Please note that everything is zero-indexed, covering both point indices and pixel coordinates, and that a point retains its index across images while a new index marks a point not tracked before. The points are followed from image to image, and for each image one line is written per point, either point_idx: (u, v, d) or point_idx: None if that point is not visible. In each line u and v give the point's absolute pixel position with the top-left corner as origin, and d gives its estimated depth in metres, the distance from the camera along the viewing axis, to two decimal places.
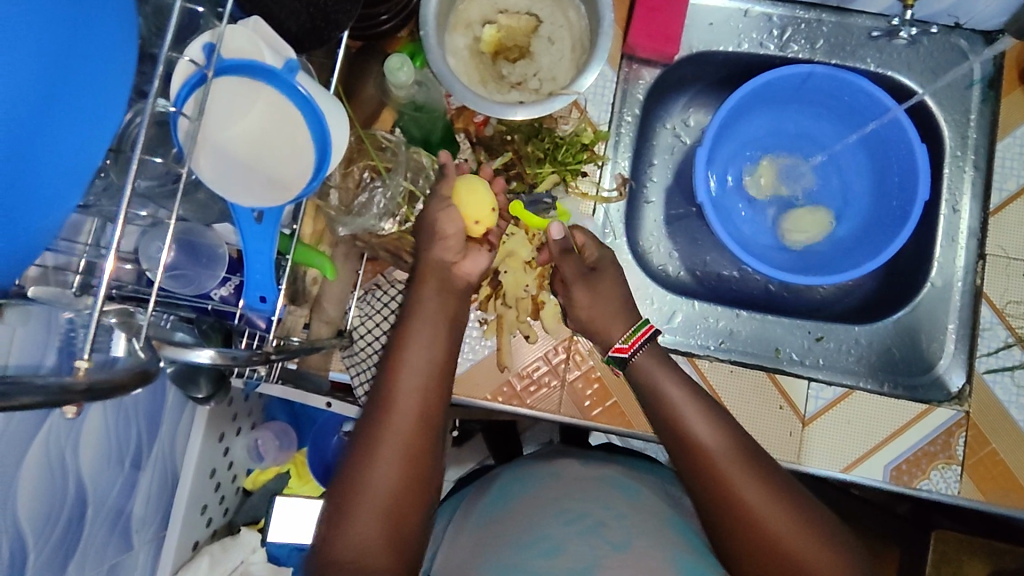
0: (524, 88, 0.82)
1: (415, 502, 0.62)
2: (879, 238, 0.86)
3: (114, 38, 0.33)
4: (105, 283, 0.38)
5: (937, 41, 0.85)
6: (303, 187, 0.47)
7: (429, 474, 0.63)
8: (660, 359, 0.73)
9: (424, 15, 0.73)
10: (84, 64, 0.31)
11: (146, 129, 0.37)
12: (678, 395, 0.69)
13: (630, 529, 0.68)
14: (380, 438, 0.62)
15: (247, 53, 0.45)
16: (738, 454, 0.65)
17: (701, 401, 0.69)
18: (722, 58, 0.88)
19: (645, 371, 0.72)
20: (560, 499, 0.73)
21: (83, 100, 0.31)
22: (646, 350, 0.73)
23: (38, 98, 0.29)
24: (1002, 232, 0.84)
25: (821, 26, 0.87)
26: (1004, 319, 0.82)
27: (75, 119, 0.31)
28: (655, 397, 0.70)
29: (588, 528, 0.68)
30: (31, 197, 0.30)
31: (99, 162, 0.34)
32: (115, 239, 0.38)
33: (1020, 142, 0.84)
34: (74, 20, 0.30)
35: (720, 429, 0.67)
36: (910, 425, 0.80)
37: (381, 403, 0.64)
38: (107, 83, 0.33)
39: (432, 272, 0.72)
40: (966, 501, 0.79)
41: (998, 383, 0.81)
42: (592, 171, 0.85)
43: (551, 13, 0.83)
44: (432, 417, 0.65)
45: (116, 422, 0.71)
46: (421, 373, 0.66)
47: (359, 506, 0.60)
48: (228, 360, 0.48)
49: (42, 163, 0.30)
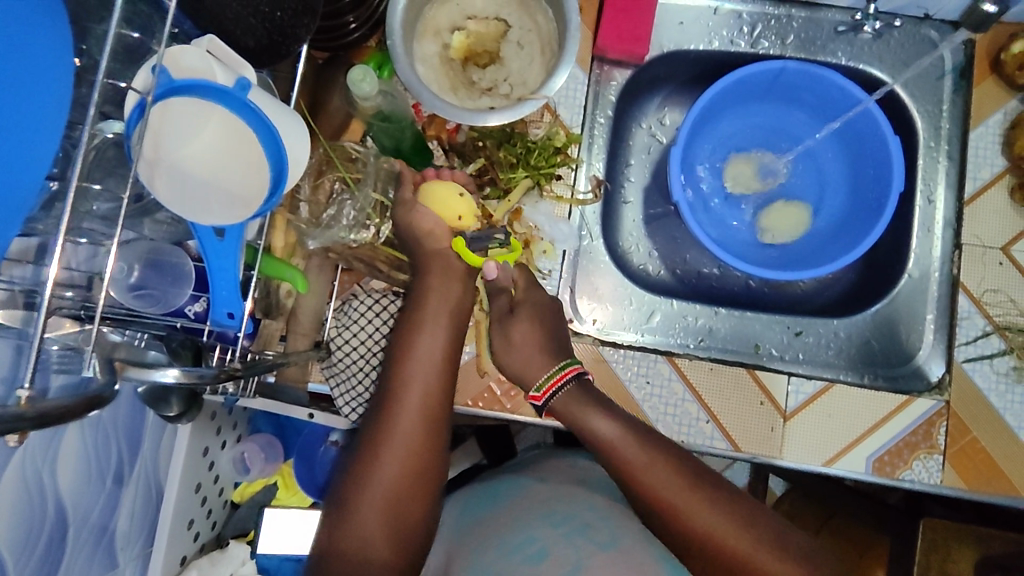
0: (495, 94, 0.82)
1: (418, 492, 0.63)
2: (855, 231, 0.86)
3: (43, 57, 0.32)
4: (45, 302, 0.38)
5: (906, 33, 0.86)
6: (263, 203, 0.48)
7: (432, 465, 0.64)
8: (585, 392, 0.71)
9: (392, 25, 0.74)
10: (3, 84, 0.31)
11: (83, 151, 0.37)
12: (604, 430, 0.68)
13: (615, 530, 0.68)
14: (382, 432, 0.63)
15: (199, 71, 0.45)
16: (685, 485, 0.64)
17: (634, 432, 0.68)
18: (694, 57, 0.88)
19: (568, 412, 0.70)
20: (542, 503, 0.73)
21: (7, 121, 0.31)
22: (569, 389, 0.71)
23: None
24: (978, 221, 0.84)
25: (790, 21, 0.87)
26: (981, 308, 0.82)
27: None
28: (585, 433, 0.69)
29: (575, 530, 0.67)
30: None
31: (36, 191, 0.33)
32: (58, 250, 0.38)
33: (993, 130, 0.84)
34: None
35: (654, 455, 0.66)
36: (890, 416, 0.80)
37: (388, 394, 0.65)
38: (38, 102, 0.32)
39: (432, 263, 0.70)
40: (949, 490, 0.79)
41: (977, 371, 0.81)
42: (566, 174, 0.85)
43: (520, 17, 0.83)
44: (438, 408, 0.65)
45: (95, 441, 0.71)
46: (429, 363, 0.66)
47: (362, 496, 0.61)
48: (194, 378, 0.47)
49: None
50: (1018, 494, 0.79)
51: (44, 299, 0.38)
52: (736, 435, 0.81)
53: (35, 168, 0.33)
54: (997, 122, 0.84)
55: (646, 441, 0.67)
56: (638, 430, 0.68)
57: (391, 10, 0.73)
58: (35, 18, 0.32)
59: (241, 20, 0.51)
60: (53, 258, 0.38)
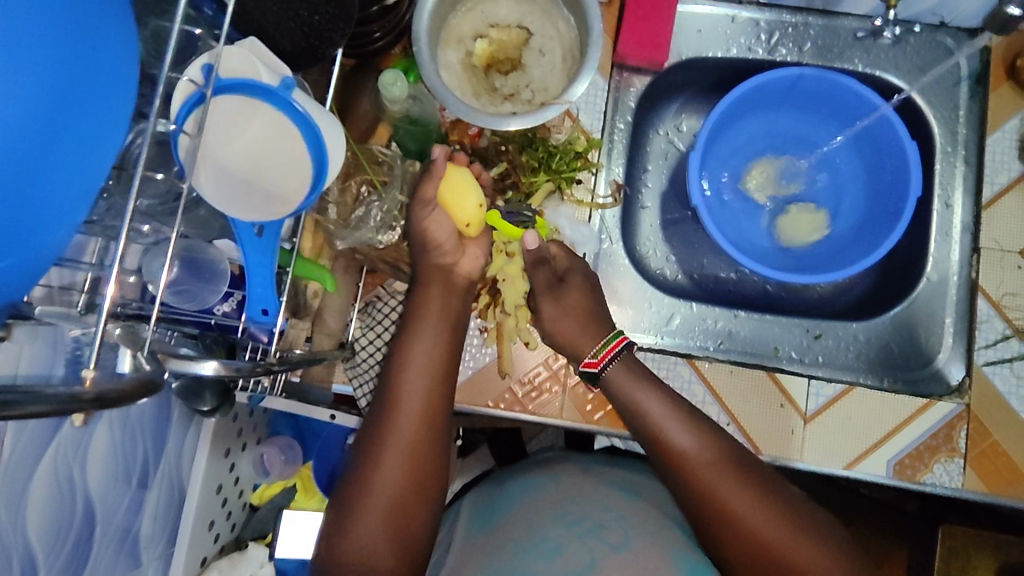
0: (517, 99, 0.83)
1: (420, 499, 0.63)
2: (873, 234, 0.87)
3: (116, 59, 0.34)
4: (108, 299, 0.39)
5: (922, 40, 0.87)
6: (302, 201, 0.49)
7: (433, 473, 0.65)
8: (632, 368, 0.73)
9: (418, 32, 0.75)
10: (90, 82, 0.32)
11: (146, 149, 0.38)
12: (647, 400, 0.70)
13: (629, 530, 0.69)
14: (383, 442, 0.63)
15: (244, 71, 0.46)
16: (722, 464, 0.65)
17: (681, 411, 0.69)
18: (712, 64, 0.90)
19: (617, 384, 0.72)
20: (560, 501, 0.73)
21: (90, 118, 0.33)
22: (619, 362, 0.73)
23: (46, 118, 0.30)
24: (996, 225, 0.84)
25: (807, 29, 0.88)
26: (1001, 311, 0.83)
27: (81, 139, 0.32)
28: (630, 407, 0.71)
29: (588, 531, 0.69)
30: (36, 211, 0.31)
31: (102, 181, 0.35)
32: (116, 258, 0.39)
33: (1011, 135, 0.85)
34: (79, 46, 0.31)
35: (700, 440, 0.67)
36: (911, 419, 0.81)
37: (387, 399, 0.66)
38: (111, 100, 0.34)
39: (436, 277, 0.72)
40: (971, 494, 0.79)
41: (997, 375, 0.81)
42: (586, 178, 0.86)
43: (541, 25, 0.84)
44: (436, 417, 0.66)
45: (122, 439, 0.72)
46: (427, 372, 0.67)
47: (364, 506, 0.61)
48: (231, 371, 0.48)
49: (48, 180, 0.31)
50: None
51: (107, 296, 0.39)
52: (756, 438, 0.81)
53: (100, 164, 0.34)
54: (1015, 127, 0.85)
55: (690, 419, 0.69)
56: (682, 408, 0.70)
57: (418, 17, 0.75)
58: (111, 18, 0.34)
59: (281, 25, 0.53)
60: (115, 263, 0.39)
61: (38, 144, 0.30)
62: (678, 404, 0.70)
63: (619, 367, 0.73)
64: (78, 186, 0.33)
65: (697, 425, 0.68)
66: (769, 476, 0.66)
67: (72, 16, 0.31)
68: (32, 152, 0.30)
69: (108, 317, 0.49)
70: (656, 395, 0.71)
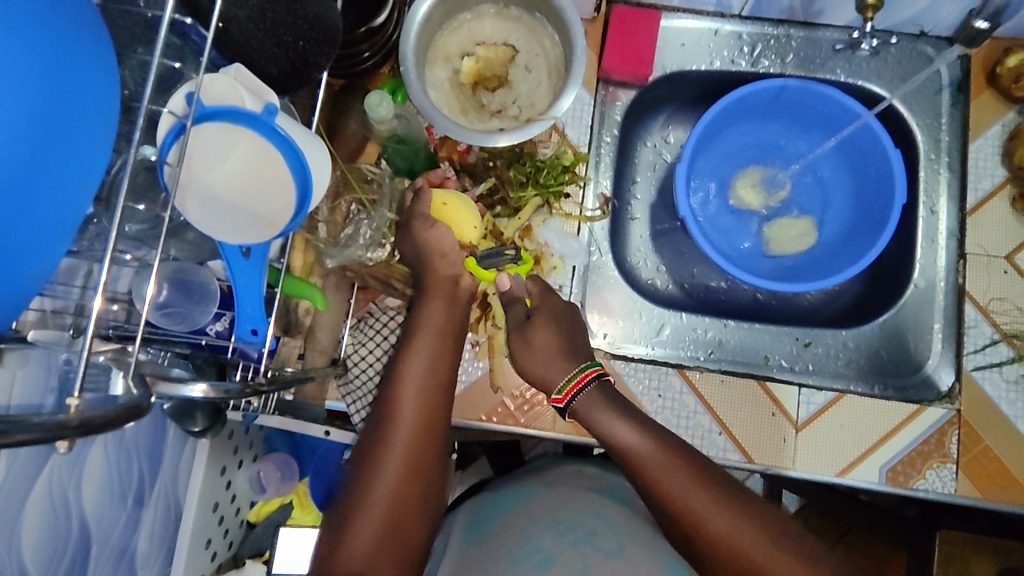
0: (504, 116, 0.85)
1: (417, 510, 0.64)
2: (860, 242, 0.88)
3: (95, 93, 0.35)
4: (93, 324, 0.40)
5: (902, 49, 0.88)
6: (287, 222, 0.50)
7: (429, 485, 0.65)
8: (603, 394, 0.74)
9: (404, 52, 0.77)
10: (70, 116, 0.33)
11: (129, 177, 0.39)
12: (614, 425, 0.70)
13: (621, 538, 0.69)
14: (383, 447, 0.64)
15: (228, 98, 0.47)
16: (695, 478, 0.66)
17: (650, 431, 0.70)
18: (696, 77, 0.91)
19: (586, 409, 0.72)
20: (554, 511, 0.74)
21: (70, 152, 0.33)
22: (589, 390, 0.73)
23: (28, 153, 0.31)
24: (980, 231, 0.85)
25: (790, 41, 0.89)
26: (988, 316, 0.83)
27: (62, 172, 0.33)
28: (610, 441, 0.70)
29: (581, 538, 0.68)
30: (18, 243, 0.32)
31: (85, 211, 0.36)
32: (102, 282, 0.40)
33: (992, 142, 0.86)
34: (62, 83, 0.32)
35: (677, 461, 0.67)
36: (902, 425, 0.81)
37: (387, 407, 0.66)
38: (91, 132, 0.35)
39: (435, 289, 0.72)
40: (963, 499, 0.79)
41: (986, 379, 0.82)
42: (574, 192, 0.87)
43: (527, 42, 0.86)
44: (433, 430, 0.67)
45: (118, 459, 0.73)
46: (425, 385, 0.68)
47: (363, 511, 0.61)
48: (220, 394, 0.48)
49: (31, 213, 0.32)
50: None
51: (93, 320, 0.40)
52: (748, 447, 0.81)
53: (81, 196, 0.35)
54: (996, 134, 0.86)
55: (660, 437, 0.69)
56: (650, 427, 0.70)
57: (404, 37, 0.77)
58: (93, 53, 0.35)
59: (265, 50, 0.53)
60: (99, 289, 0.40)
61: (17, 181, 0.31)
62: (653, 432, 0.70)
63: (591, 395, 0.73)
64: (60, 219, 0.34)
65: (678, 450, 0.68)
66: (740, 488, 0.67)
67: (53, 54, 0.32)
68: (14, 187, 0.30)
69: (98, 339, 0.50)
70: (632, 420, 0.71)
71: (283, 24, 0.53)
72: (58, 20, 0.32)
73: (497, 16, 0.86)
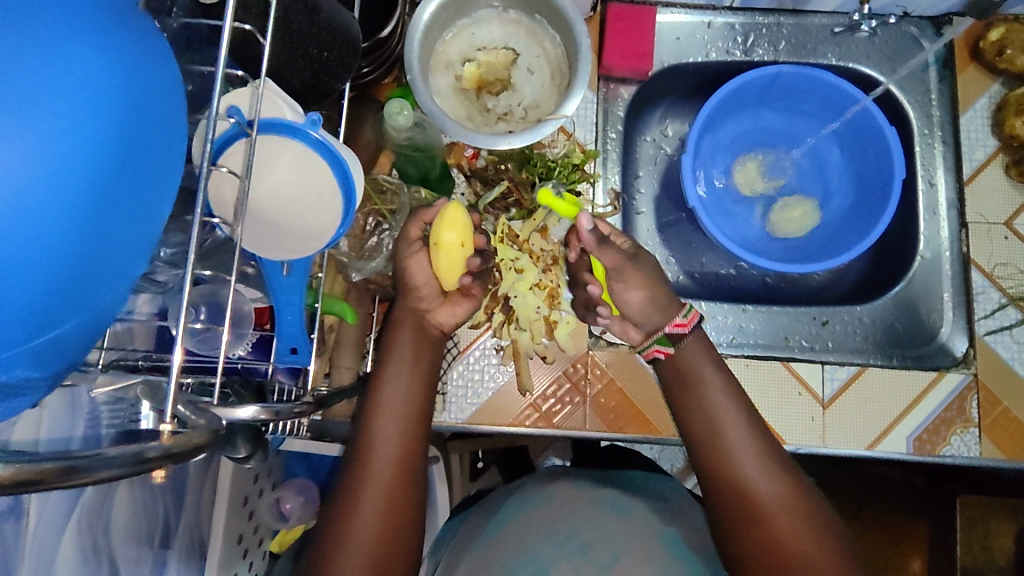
0: (511, 119, 0.85)
1: (400, 548, 0.61)
2: (864, 219, 0.90)
3: (170, 105, 0.33)
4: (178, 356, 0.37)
5: (890, 31, 0.90)
6: (331, 234, 0.49)
7: (410, 519, 0.62)
8: (711, 357, 0.70)
9: (409, 60, 0.77)
10: (149, 122, 0.31)
11: (203, 193, 0.37)
12: (711, 390, 0.67)
13: (617, 547, 0.71)
14: (360, 488, 0.61)
15: (268, 113, 0.46)
16: (773, 470, 0.63)
17: (744, 412, 0.66)
18: (693, 69, 0.93)
19: (690, 367, 0.69)
20: (564, 520, 0.75)
21: (152, 162, 0.32)
22: (692, 341, 0.70)
23: (111, 155, 0.29)
24: (978, 199, 0.88)
25: (780, 29, 0.92)
26: (995, 282, 0.86)
27: (143, 183, 0.32)
28: (695, 401, 0.67)
29: (576, 550, 0.70)
30: (104, 258, 0.30)
31: (161, 225, 0.34)
32: (182, 320, 0.37)
33: (981, 113, 0.90)
34: (141, 87, 0.31)
35: (758, 450, 0.64)
36: (924, 394, 0.83)
37: (361, 446, 0.63)
38: (166, 140, 0.33)
39: (407, 319, 0.71)
40: (989, 461, 0.81)
41: (999, 342, 0.84)
42: (585, 190, 0.88)
43: (527, 44, 0.86)
44: (412, 465, 0.64)
45: (143, 497, 0.70)
46: (400, 419, 0.65)
47: (342, 557, 0.58)
48: (272, 414, 0.46)
49: (115, 224, 0.30)
50: None
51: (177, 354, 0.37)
52: (779, 429, 0.82)
53: (155, 214, 0.33)
54: (984, 106, 0.90)
55: (753, 424, 0.66)
56: (750, 410, 0.67)
57: (409, 46, 0.77)
58: (164, 60, 0.33)
59: (291, 63, 0.53)
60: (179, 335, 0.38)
61: (103, 188, 0.29)
62: (799, 501, 0.62)
63: (728, 417, 0.66)
64: (132, 235, 0.32)
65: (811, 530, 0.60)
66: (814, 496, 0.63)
67: (130, 56, 0.30)
68: (98, 193, 0.29)
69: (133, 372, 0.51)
70: (725, 391, 0.67)
71: (308, 36, 0.52)
72: (130, 25, 0.31)
73: (496, 20, 0.86)
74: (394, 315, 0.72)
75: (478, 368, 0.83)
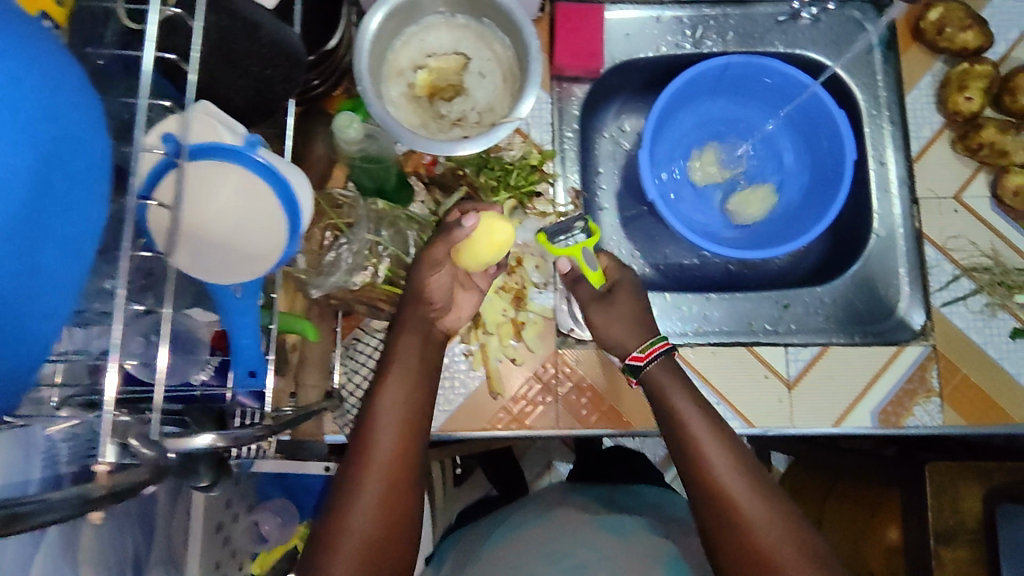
0: (465, 123, 0.86)
1: (395, 544, 0.59)
2: (820, 201, 0.92)
3: (93, 139, 0.33)
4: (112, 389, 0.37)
5: (835, 16, 0.93)
6: (280, 254, 0.49)
7: (407, 515, 0.60)
8: (675, 372, 0.73)
9: (358, 71, 0.76)
10: (68, 157, 0.31)
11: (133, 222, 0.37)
12: (680, 401, 0.70)
13: (613, 567, 0.67)
14: (358, 478, 0.59)
15: (205, 134, 0.45)
16: (750, 481, 0.63)
17: (715, 425, 0.68)
18: (645, 64, 0.94)
19: (657, 383, 0.72)
20: (560, 540, 0.73)
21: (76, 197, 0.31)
22: (662, 361, 0.73)
23: (31, 194, 0.29)
24: (928, 174, 0.89)
25: (728, 19, 0.93)
26: (947, 254, 0.87)
27: (66, 220, 0.31)
28: (668, 414, 0.69)
29: (570, 569, 0.67)
30: (29, 298, 0.30)
31: (91, 260, 0.33)
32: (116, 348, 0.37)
33: (927, 91, 0.91)
34: (58, 122, 0.30)
35: (737, 460, 0.65)
36: (886, 368, 0.85)
37: (361, 440, 0.62)
38: (87, 174, 0.32)
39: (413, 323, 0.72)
40: (951, 429, 0.84)
41: (955, 313, 0.86)
42: (545, 190, 0.88)
43: (478, 48, 0.87)
44: (412, 460, 0.63)
45: (112, 533, 0.66)
46: (403, 420, 0.65)
47: (336, 547, 0.56)
48: (229, 441, 0.45)
49: (35, 265, 0.30)
50: (1013, 421, 0.84)
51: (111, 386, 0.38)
52: (748, 413, 0.84)
53: (83, 249, 0.33)
54: (928, 84, 0.91)
55: (724, 435, 0.67)
56: (716, 421, 0.68)
57: (358, 56, 0.76)
58: (84, 92, 0.33)
59: (233, 84, 0.54)
60: (113, 364, 0.38)
61: (21, 229, 0.28)
62: (781, 514, 0.61)
63: (698, 424, 0.67)
64: (57, 273, 0.31)
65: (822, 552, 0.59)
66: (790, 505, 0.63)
67: (46, 92, 0.30)
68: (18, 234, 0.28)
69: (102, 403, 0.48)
70: (692, 402, 0.70)
71: (249, 55, 0.53)
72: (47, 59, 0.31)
73: (445, 26, 0.87)
74: (399, 317, 0.73)
75: (448, 376, 0.82)
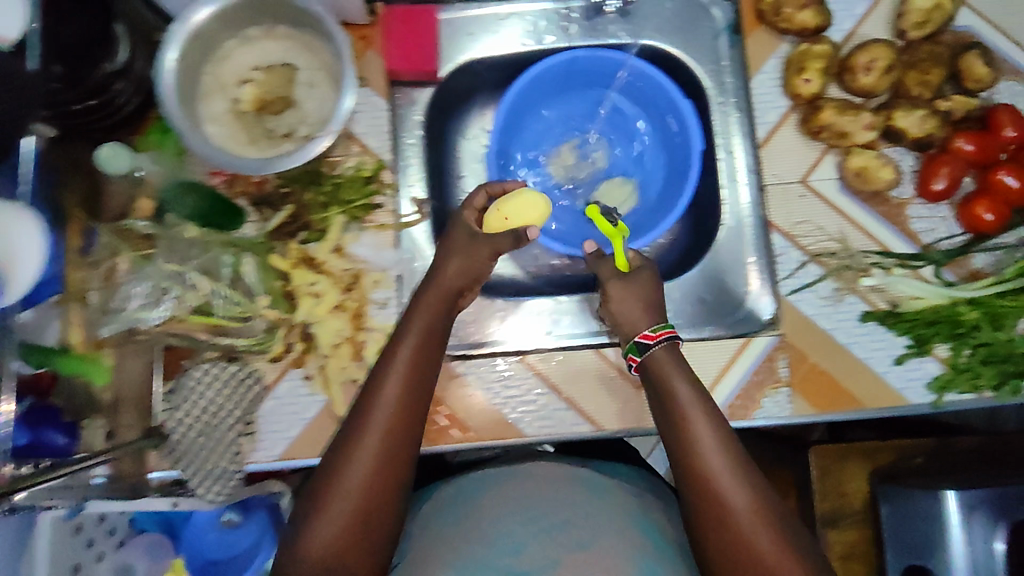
0: (294, 138, 0.83)
1: (387, 507, 0.62)
2: (675, 193, 0.91)
3: None
4: None
5: (679, 3, 0.91)
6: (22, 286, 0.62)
7: (399, 482, 0.63)
8: (679, 361, 0.72)
9: (163, 95, 0.76)
10: None
11: None
12: (681, 388, 0.69)
13: (590, 530, 0.70)
14: (351, 445, 0.62)
15: None
16: (738, 468, 0.64)
17: (711, 411, 0.68)
18: (490, 63, 0.93)
19: (660, 366, 0.71)
20: (506, 507, 0.74)
21: None
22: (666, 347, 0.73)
23: None
24: (774, 161, 0.88)
25: (569, 13, 0.92)
26: (794, 241, 0.86)
27: None
28: (662, 392, 0.70)
29: (543, 530, 0.69)
30: None
31: None
32: None
33: (771, 75, 0.88)
34: None
35: (729, 455, 0.64)
36: (733, 361, 0.84)
37: (363, 408, 0.64)
38: None
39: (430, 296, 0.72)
40: (801, 418, 0.83)
41: (803, 301, 0.85)
42: (384, 202, 0.85)
43: (305, 58, 0.84)
44: (411, 428, 0.64)
45: None
46: (409, 389, 0.65)
47: (331, 505, 0.60)
48: None
49: None
50: (863, 406, 0.83)
51: None
52: (598, 416, 0.83)
53: None
54: (773, 66, 0.88)
55: (721, 423, 0.67)
56: (717, 416, 0.67)
57: (161, 78, 0.75)
58: None
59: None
60: None
61: None
62: (764, 506, 0.62)
63: (695, 410, 0.67)
64: None
65: (809, 555, 0.61)
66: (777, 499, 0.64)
67: None
68: None
69: None
70: (691, 388, 0.69)
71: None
72: None
73: (268, 37, 0.84)
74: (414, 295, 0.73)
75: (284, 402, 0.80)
